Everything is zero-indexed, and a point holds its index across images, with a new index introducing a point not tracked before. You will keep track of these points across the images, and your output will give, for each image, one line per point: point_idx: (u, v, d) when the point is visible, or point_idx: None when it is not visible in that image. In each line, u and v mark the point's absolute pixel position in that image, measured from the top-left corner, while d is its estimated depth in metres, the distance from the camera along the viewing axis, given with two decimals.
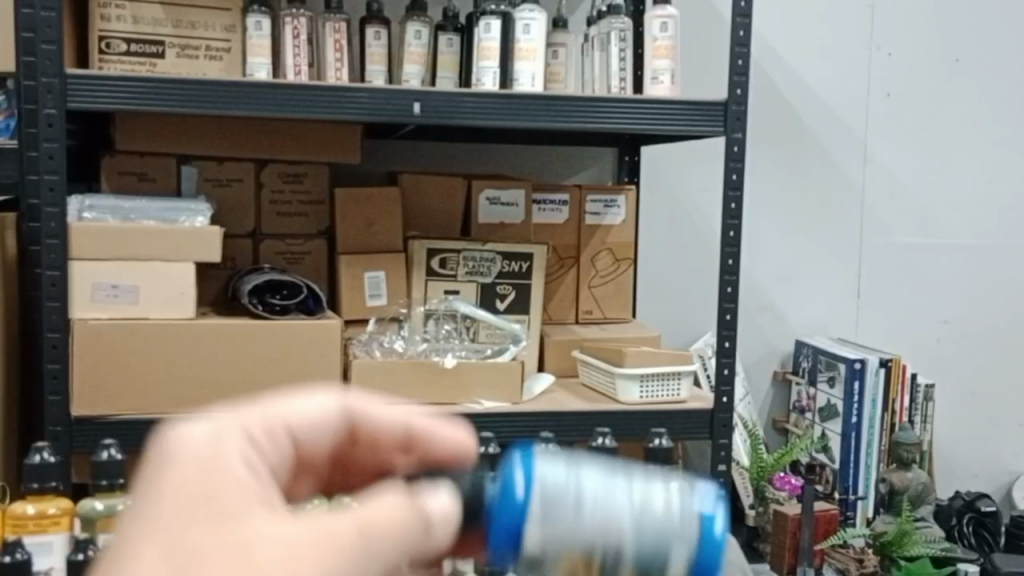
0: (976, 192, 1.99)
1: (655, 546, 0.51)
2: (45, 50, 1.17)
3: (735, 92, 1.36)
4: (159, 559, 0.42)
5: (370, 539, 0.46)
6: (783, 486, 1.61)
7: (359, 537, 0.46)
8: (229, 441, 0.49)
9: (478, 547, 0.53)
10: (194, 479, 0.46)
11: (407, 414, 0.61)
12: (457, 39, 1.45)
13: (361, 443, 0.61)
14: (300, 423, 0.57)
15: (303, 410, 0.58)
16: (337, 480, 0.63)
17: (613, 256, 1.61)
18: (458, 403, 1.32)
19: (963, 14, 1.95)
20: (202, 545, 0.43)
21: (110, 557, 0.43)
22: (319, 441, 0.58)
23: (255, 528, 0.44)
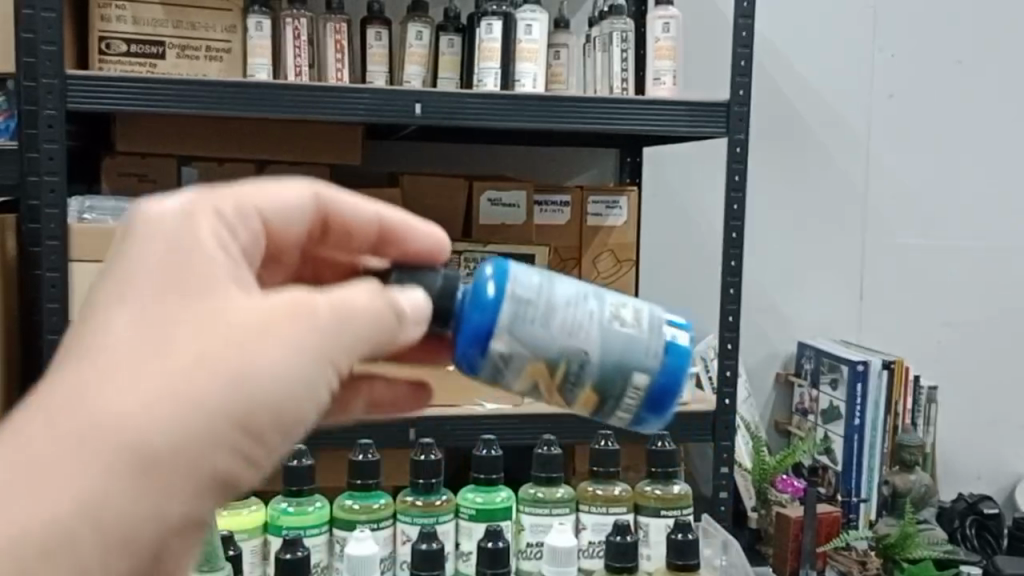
0: (979, 194, 1.98)
1: (616, 362, 0.68)
2: (46, 51, 1.17)
3: (737, 93, 1.35)
4: (146, 317, 0.51)
5: (343, 318, 0.55)
6: (785, 488, 1.60)
7: (331, 317, 0.55)
8: (202, 219, 0.56)
9: (453, 350, 0.69)
10: (174, 245, 0.54)
11: (380, 210, 0.71)
12: (458, 40, 1.45)
13: (337, 232, 0.71)
14: (279, 207, 0.66)
15: (283, 198, 0.66)
16: (309, 266, 0.73)
17: (615, 258, 1.60)
18: (458, 405, 1.31)
19: (966, 15, 1.95)
20: (182, 314, 0.51)
21: (101, 315, 0.51)
22: (298, 223, 0.68)
23: (230, 296, 0.53)
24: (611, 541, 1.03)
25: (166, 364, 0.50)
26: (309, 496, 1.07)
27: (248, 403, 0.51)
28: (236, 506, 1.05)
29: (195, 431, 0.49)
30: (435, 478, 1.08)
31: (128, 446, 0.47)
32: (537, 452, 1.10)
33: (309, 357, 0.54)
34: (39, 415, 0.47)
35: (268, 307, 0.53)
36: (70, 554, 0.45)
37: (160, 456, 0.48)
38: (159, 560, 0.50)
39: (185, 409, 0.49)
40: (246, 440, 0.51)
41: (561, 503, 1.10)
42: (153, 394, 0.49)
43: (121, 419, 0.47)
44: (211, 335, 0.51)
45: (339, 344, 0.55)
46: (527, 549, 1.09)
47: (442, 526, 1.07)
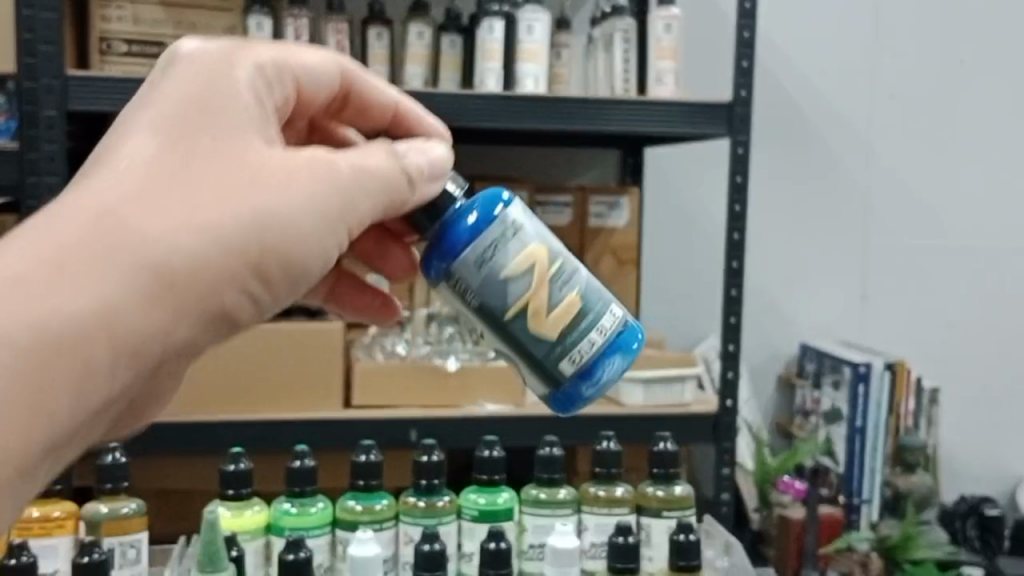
0: (981, 195, 1.97)
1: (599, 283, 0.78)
2: (46, 52, 1.17)
3: (740, 93, 1.35)
4: (186, 142, 0.60)
5: (361, 180, 0.66)
6: (787, 489, 1.55)
7: (350, 174, 0.65)
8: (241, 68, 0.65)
9: (451, 237, 0.75)
10: (219, 87, 0.62)
11: (396, 96, 0.80)
12: (459, 40, 1.44)
13: (354, 106, 0.80)
14: (313, 68, 0.72)
15: (318, 59, 0.73)
16: (315, 138, 0.83)
17: (617, 259, 1.59)
18: (459, 406, 1.31)
19: (968, 15, 1.94)
20: (214, 149, 0.60)
21: (141, 137, 0.60)
22: (328, 90, 0.75)
23: (261, 144, 0.62)
24: (613, 542, 1.02)
25: (204, 188, 0.59)
26: (311, 496, 1.06)
27: (263, 241, 0.61)
28: (239, 507, 1.04)
29: (220, 257, 0.59)
30: (438, 479, 1.08)
31: (163, 252, 0.56)
32: (539, 453, 1.11)
33: (326, 213, 0.64)
34: (87, 203, 0.55)
35: (296, 158, 0.63)
36: (105, 341, 0.54)
37: (184, 273, 0.57)
38: (166, 366, 0.59)
39: (212, 233, 0.58)
40: (258, 276, 0.61)
41: (563, 504, 1.09)
42: (191, 210, 0.58)
43: (160, 232, 0.56)
44: (240, 174, 0.60)
45: (352, 207, 0.65)
46: (529, 550, 1.08)
47: (445, 527, 1.07)
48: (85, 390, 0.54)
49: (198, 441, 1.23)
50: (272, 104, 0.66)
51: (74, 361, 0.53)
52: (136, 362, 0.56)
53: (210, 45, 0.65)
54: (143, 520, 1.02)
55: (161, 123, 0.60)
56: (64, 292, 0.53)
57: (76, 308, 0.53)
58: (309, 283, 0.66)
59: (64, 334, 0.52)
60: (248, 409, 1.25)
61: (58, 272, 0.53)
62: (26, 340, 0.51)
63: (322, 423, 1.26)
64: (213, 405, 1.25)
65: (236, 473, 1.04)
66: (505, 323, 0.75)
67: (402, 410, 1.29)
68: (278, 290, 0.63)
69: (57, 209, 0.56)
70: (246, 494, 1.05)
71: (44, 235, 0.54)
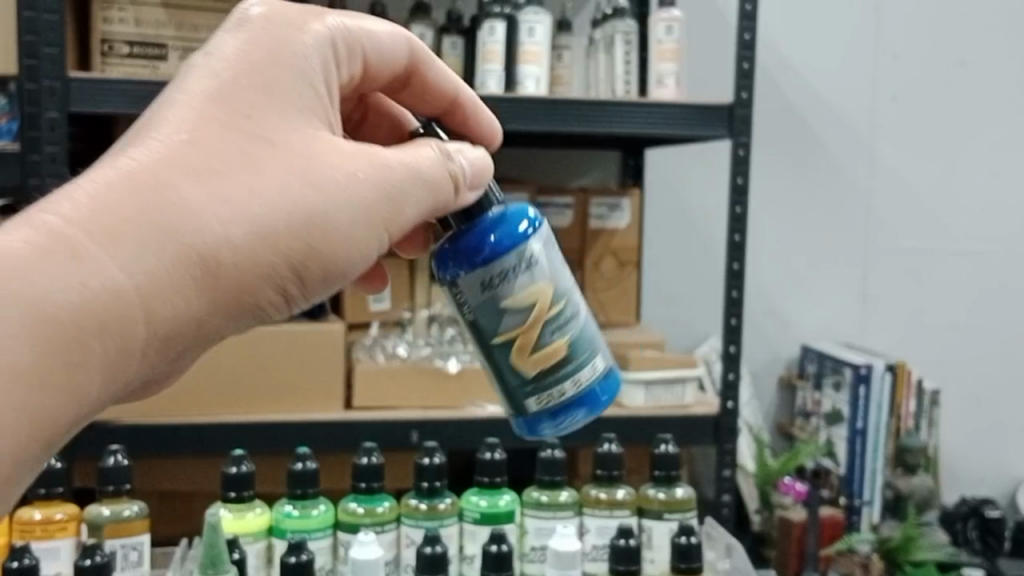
0: (982, 196, 1.98)
1: (592, 337, 0.77)
2: (48, 54, 1.17)
3: (740, 95, 1.35)
4: (247, 130, 0.60)
5: (409, 187, 0.66)
6: (788, 491, 1.57)
7: (401, 177, 0.66)
8: (313, 53, 0.65)
9: (481, 248, 0.73)
10: (284, 77, 0.63)
11: (456, 83, 0.80)
12: (461, 42, 1.44)
13: (413, 88, 0.79)
14: (376, 46, 0.72)
15: (381, 36, 0.73)
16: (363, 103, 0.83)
17: (618, 260, 1.60)
18: (458, 407, 1.32)
19: (968, 16, 1.94)
20: (272, 137, 0.61)
21: (201, 108, 0.60)
22: (391, 66, 0.75)
23: (318, 140, 0.63)
24: (614, 545, 1.02)
25: (258, 183, 0.60)
26: (313, 499, 1.06)
27: (305, 241, 0.61)
28: (240, 510, 1.04)
29: (263, 250, 0.59)
30: (438, 482, 1.07)
31: (210, 243, 0.57)
32: (541, 455, 1.10)
33: (371, 221, 0.64)
34: (144, 177, 0.56)
35: (350, 160, 0.64)
36: (143, 320, 0.55)
37: (226, 266, 0.58)
38: (186, 355, 0.60)
39: (258, 228, 0.59)
40: (295, 276, 0.62)
41: (564, 506, 1.09)
42: (243, 203, 0.58)
43: (210, 223, 0.57)
44: (295, 168, 0.61)
45: (397, 214, 0.66)
46: (530, 553, 1.08)
47: (446, 530, 1.07)
48: (112, 373, 0.55)
49: (199, 443, 1.23)
50: (334, 91, 0.67)
51: (111, 343, 0.54)
52: (167, 346, 0.57)
53: (283, 15, 0.65)
54: (145, 522, 1.03)
55: (223, 104, 0.61)
56: (112, 270, 0.53)
57: (123, 291, 0.53)
58: (346, 283, 0.66)
59: (106, 315, 0.53)
60: (250, 411, 1.26)
61: (111, 246, 0.53)
62: (70, 316, 0.52)
63: (323, 425, 1.25)
64: (215, 407, 1.25)
65: (238, 476, 1.04)
66: (489, 344, 0.75)
67: (403, 412, 1.29)
68: (312, 291, 0.63)
69: (112, 173, 0.56)
70: (248, 497, 1.05)
71: (100, 202, 0.54)
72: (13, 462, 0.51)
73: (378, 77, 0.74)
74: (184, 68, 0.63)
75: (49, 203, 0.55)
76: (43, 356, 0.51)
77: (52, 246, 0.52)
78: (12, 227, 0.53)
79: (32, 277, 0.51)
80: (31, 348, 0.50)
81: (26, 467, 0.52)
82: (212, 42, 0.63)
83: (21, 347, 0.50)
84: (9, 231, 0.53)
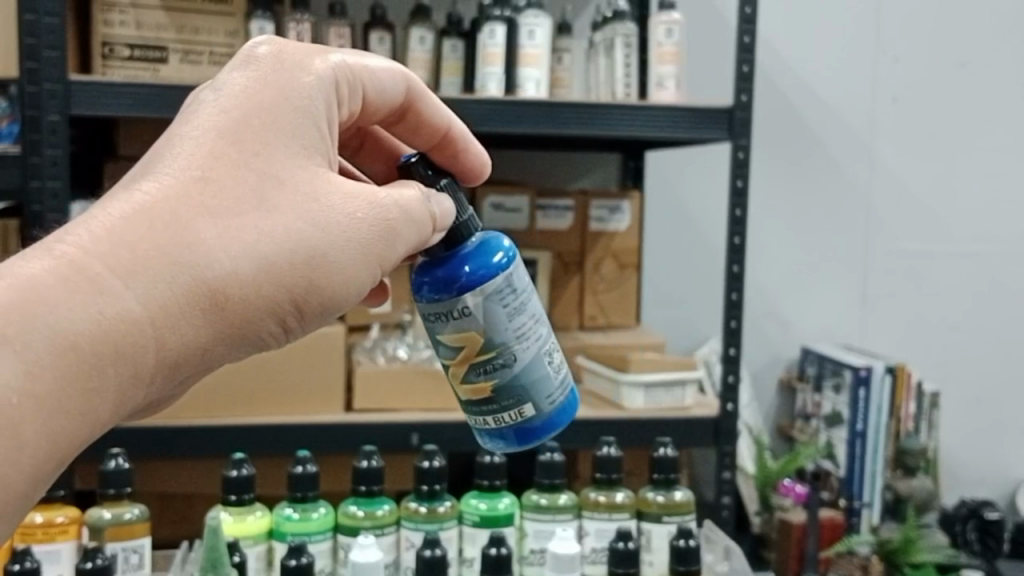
0: (982, 199, 1.98)
1: (524, 387, 0.74)
2: (48, 57, 1.17)
3: (740, 98, 1.35)
4: (254, 168, 0.60)
5: (406, 224, 0.66)
6: (788, 493, 1.58)
7: (401, 212, 0.66)
8: (318, 90, 0.64)
9: (457, 278, 0.74)
10: (292, 115, 0.63)
11: (451, 117, 0.77)
12: (461, 45, 1.45)
13: (407, 123, 0.76)
14: (375, 83, 0.71)
15: (378, 73, 0.71)
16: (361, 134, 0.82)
17: (618, 262, 1.60)
18: (459, 409, 1.32)
19: (968, 19, 1.94)
20: (279, 175, 0.61)
21: (209, 144, 0.60)
22: (386, 102, 0.73)
23: (323, 178, 0.63)
24: (613, 548, 1.03)
25: (264, 221, 0.59)
26: (313, 502, 1.06)
27: (309, 277, 0.61)
28: (240, 513, 1.04)
29: (272, 285, 0.60)
30: (439, 484, 1.08)
31: (218, 276, 0.57)
32: (540, 458, 1.11)
33: (372, 259, 0.64)
34: (155, 214, 0.56)
35: (353, 197, 0.64)
36: (157, 350, 0.55)
37: (234, 299, 0.58)
38: (195, 379, 0.60)
39: (264, 264, 0.59)
40: (298, 310, 0.61)
41: (563, 509, 1.10)
42: (250, 240, 0.58)
43: (219, 257, 0.57)
44: (303, 205, 0.61)
45: (396, 250, 0.66)
46: (530, 556, 1.09)
47: (446, 532, 1.07)
48: (125, 399, 0.55)
49: (199, 446, 1.23)
50: (338, 129, 0.66)
51: (123, 371, 0.54)
52: (174, 374, 0.58)
53: (290, 53, 0.65)
54: (146, 525, 1.03)
55: (231, 142, 0.60)
56: (127, 299, 0.54)
57: (137, 320, 0.54)
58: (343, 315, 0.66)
59: (120, 344, 0.53)
60: (250, 413, 1.26)
61: (127, 278, 0.54)
62: (86, 344, 0.52)
63: (324, 427, 1.26)
64: (216, 410, 1.25)
65: (239, 479, 1.04)
66: (437, 358, 0.77)
67: (403, 414, 1.30)
68: (313, 324, 0.63)
69: (124, 208, 0.56)
70: (248, 500, 1.05)
71: (112, 237, 0.55)
72: (26, 486, 0.51)
73: (373, 115, 0.72)
74: (193, 102, 0.63)
75: (64, 235, 0.55)
76: (59, 382, 0.51)
77: (70, 275, 0.53)
78: (30, 256, 0.53)
79: (50, 305, 0.51)
80: (48, 374, 0.51)
81: (36, 491, 0.52)
82: (220, 77, 0.63)
83: (44, 372, 0.51)
84: (27, 261, 0.53)
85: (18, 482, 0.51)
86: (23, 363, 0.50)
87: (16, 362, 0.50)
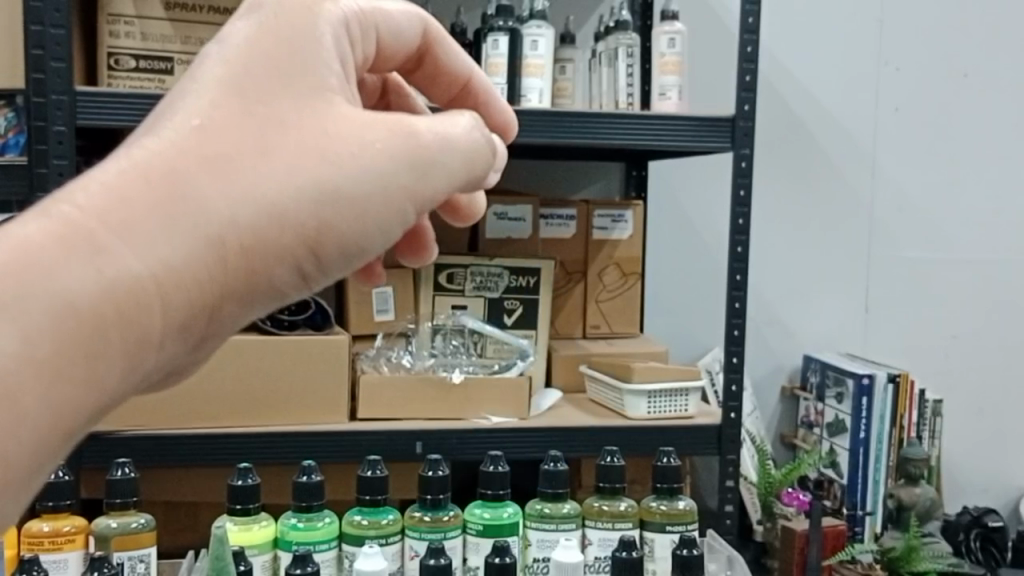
0: (983, 207, 1.98)
1: None
2: (56, 68, 1.18)
3: (742, 108, 1.36)
4: (260, 114, 0.54)
5: (438, 157, 0.61)
6: (790, 501, 1.58)
7: (428, 143, 0.60)
8: (325, 32, 0.59)
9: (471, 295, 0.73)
10: (296, 59, 0.57)
11: (472, 69, 0.77)
12: (464, 55, 1.46)
13: (425, 68, 0.76)
14: (391, 27, 0.67)
15: (394, 14, 0.67)
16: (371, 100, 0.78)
17: (620, 271, 1.61)
18: (461, 418, 1.33)
19: (969, 26, 1.95)
20: (284, 117, 0.55)
21: (204, 94, 0.54)
22: (406, 47, 0.70)
23: (335, 114, 0.57)
24: (616, 556, 1.03)
25: (273, 164, 0.53)
26: (318, 511, 1.07)
27: (321, 218, 0.55)
28: (246, 522, 1.05)
29: (279, 228, 0.53)
30: (443, 494, 1.08)
31: (220, 223, 0.50)
32: (543, 467, 1.11)
33: (391, 194, 0.58)
34: (155, 165, 0.50)
35: (369, 128, 0.58)
36: (163, 307, 0.49)
37: (240, 247, 0.51)
38: (204, 342, 0.53)
39: (273, 206, 0.53)
40: (312, 255, 0.55)
41: (565, 519, 1.10)
42: (254, 183, 0.52)
43: (221, 203, 0.51)
44: (311, 146, 0.55)
45: (421, 182, 0.60)
46: (533, 564, 1.09)
47: (450, 542, 1.07)
48: (134, 362, 0.49)
49: (207, 454, 1.24)
50: (350, 74, 0.61)
51: (127, 334, 0.47)
52: (183, 334, 0.51)
53: None
54: (152, 535, 1.04)
55: (235, 90, 0.54)
56: (129, 255, 0.47)
57: (139, 279, 0.47)
58: (360, 261, 0.60)
59: (124, 303, 0.47)
60: (255, 422, 1.27)
61: (129, 231, 0.47)
62: (87, 306, 0.46)
63: (330, 437, 1.27)
64: (221, 419, 1.26)
65: (245, 489, 1.05)
66: None
67: (408, 423, 1.31)
68: (329, 269, 0.57)
69: (123, 163, 0.50)
70: (253, 509, 1.06)
71: (109, 191, 0.48)
72: (29, 469, 0.45)
73: (393, 59, 0.70)
74: (195, 58, 0.56)
75: (59, 196, 0.48)
76: (61, 346, 0.45)
77: (63, 234, 0.46)
78: (23, 218, 0.47)
79: (48, 267, 0.45)
80: (51, 338, 0.45)
81: (40, 469, 0.46)
82: (223, 29, 0.57)
83: (43, 337, 0.44)
84: (20, 222, 0.46)
85: (20, 458, 0.44)
86: (22, 330, 0.44)
87: (13, 330, 0.43)
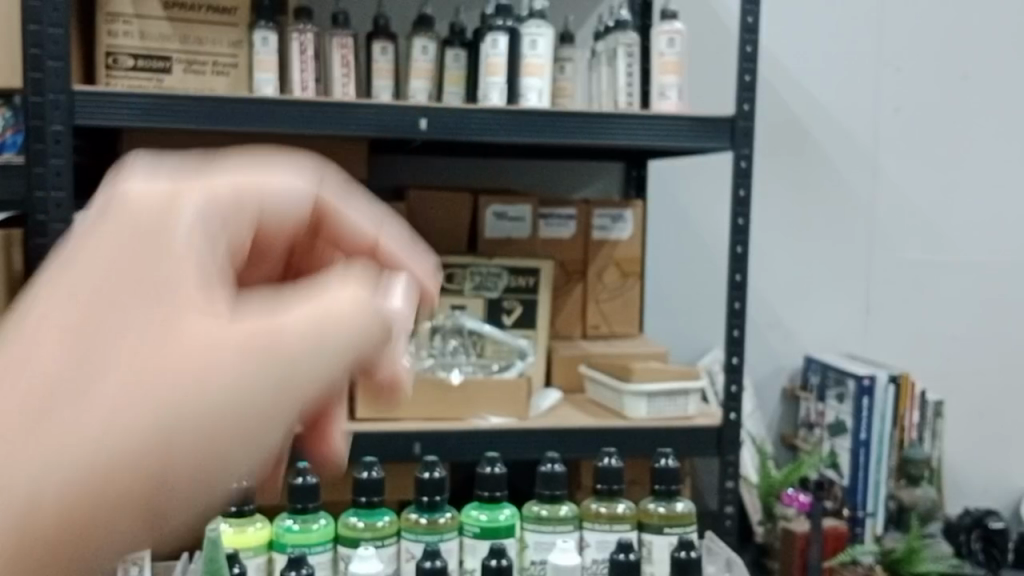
0: (984, 208, 1.98)
1: None
2: (52, 67, 1.17)
3: (742, 108, 1.36)
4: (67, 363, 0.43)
5: (309, 360, 0.48)
6: (790, 502, 1.56)
7: (299, 343, 0.48)
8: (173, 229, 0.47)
9: None
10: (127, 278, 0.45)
11: (383, 230, 0.57)
12: (463, 55, 1.45)
13: (329, 235, 0.57)
14: (276, 204, 0.53)
15: (276, 189, 0.53)
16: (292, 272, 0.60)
17: (620, 271, 1.61)
18: (459, 419, 1.32)
19: (970, 27, 1.94)
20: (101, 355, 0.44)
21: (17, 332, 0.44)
22: (293, 226, 0.54)
23: (173, 338, 0.45)
24: (614, 559, 1.02)
25: (80, 423, 0.42)
26: (314, 513, 1.06)
27: (149, 471, 0.44)
28: (241, 524, 1.05)
29: (90, 498, 0.43)
30: (439, 496, 1.07)
31: (19, 504, 0.42)
32: (541, 470, 1.10)
33: (246, 426, 0.47)
34: None
35: (216, 351, 0.46)
36: None
37: (62, 516, 0.43)
38: None
39: (79, 482, 0.43)
40: (151, 513, 0.45)
41: (563, 521, 1.10)
42: (51, 454, 0.42)
43: (21, 478, 0.42)
44: (129, 382, 0.44)
45: (288, 394, 0.48)
46: (530, 567, 1.09)
47: (446, 544, 1.07)
48: None
49: None
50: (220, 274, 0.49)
51: None
52: None
53: (143, 201, 0.48)
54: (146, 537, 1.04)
55: (52, 323, 0.44)
56: None
57: None
58: (232, 493, 0.49)
59: None
60: None
61: None
62: None
63: None
64: None
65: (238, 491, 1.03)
66: None
67: (406, 423, 1.30)
68: (181, 521, 0.47)
69: None
70: (249, 511, 1.05)
71: None
72: None
73: (279, 244, 0.55)
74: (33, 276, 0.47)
75: None
76: None
77: None
78: None
79: None
80: None
81: None
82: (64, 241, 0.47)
83: None
84: None
85: None
86: None
87: None
